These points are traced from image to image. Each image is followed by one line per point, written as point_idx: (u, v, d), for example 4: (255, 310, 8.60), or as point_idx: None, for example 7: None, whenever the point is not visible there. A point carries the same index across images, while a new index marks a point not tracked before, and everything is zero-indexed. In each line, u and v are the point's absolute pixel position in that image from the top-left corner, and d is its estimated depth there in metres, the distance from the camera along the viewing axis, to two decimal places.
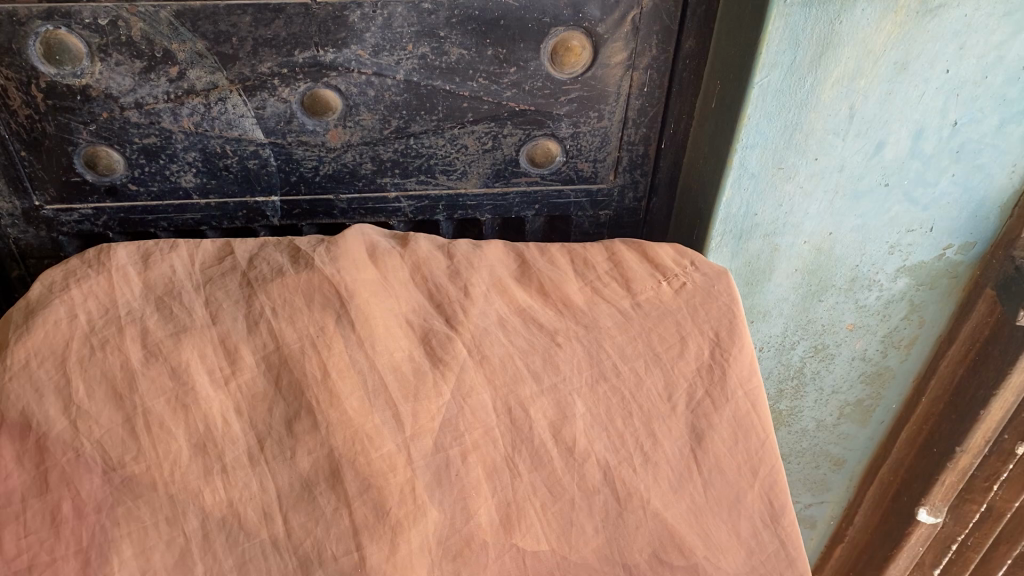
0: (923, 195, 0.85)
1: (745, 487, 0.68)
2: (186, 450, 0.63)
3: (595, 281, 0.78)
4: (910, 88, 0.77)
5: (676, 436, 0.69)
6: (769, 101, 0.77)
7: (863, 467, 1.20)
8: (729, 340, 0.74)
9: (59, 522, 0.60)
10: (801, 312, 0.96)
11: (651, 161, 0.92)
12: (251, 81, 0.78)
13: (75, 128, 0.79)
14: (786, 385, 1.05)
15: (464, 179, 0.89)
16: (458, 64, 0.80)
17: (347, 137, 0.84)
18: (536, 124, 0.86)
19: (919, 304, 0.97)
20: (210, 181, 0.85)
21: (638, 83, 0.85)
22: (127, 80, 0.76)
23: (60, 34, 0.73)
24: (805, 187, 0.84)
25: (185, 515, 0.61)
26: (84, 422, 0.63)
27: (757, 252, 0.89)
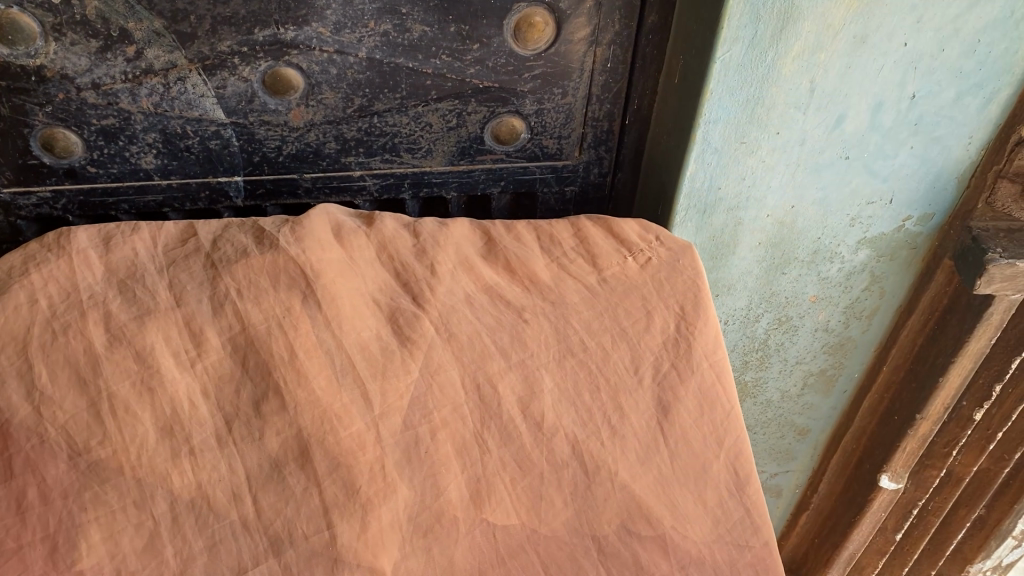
0: (882, 167, 0.87)
1: (711, 457, 0.70)
2: (153, 434, 0.63)
3: (561, 257, 0.79)
4: (869, 62, 0.78)
5: (643, 409, 0.70)
6: (731, 76, 0.78)
7: (827, 436, 1.23)
8: (694, 313, 0.75)
9: (24, 508, 0.60)
10: (764, 285, 0.97)
11: (616, 136, 0.92)
12: (211, 60, 0.77)
13: (30, 110, 0.77)
14: (751, 358, 1.07)
15: (429, 157, 0.89)
16: (421, 41, 0.80)
17: (309, 116, 0.83)
18: (500, 101, 0.86)
19: (879, 275, 0.99)
20: (171, 162, 0.83)
21: (601, 59, 0.85)
22: (83, 60, 0.75)
23: (12, 14, 0.71)
24: (767, 161, 0.85)
25: (153, 499, 0.61)
26: (47, 408, 0.63)
27: (721, 226, 0.90)
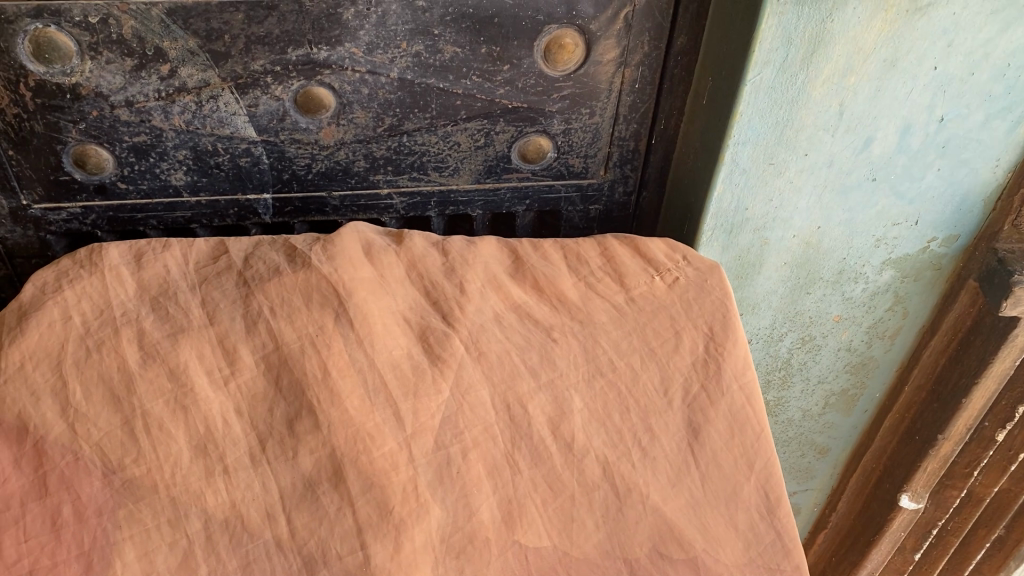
0: (909, 190, 0.87)
1: (742, 479, 0.70)
2: (187, 452, 0.63)
3: (589, 276, 0.79)
4: (899, 85, 0.78)
5: (674, 431, 0.70)
6: (761, 98, 0.78)
7: (846, 456, 1.23)
8: (723, 334, 0.75)
9: (59, 526, 0.60)
10: (788, 305, 0.97)
11: (642, 155, 0.92)
12: (244, 79, 0.78)
13: (64, 127, 0.78)
14: (773, 377, 1.07)
15: (456, 176, 0.89)
16: (452, 62, 0.80)
17: (340, 134, 0.84)
18: (528, 121, 0.86)
19: (903, 296, 0.99)
20: (201, 179, 0.84)
21: (629, 80, 0.85)
22: (118, 77, 0.76)
23: (49, 32, 0.72)
24: (794, 182, 0.85)
25: (187, 518, 0.61)
26: (82, 425, 0.63)
27: (747, 246, 0.90)
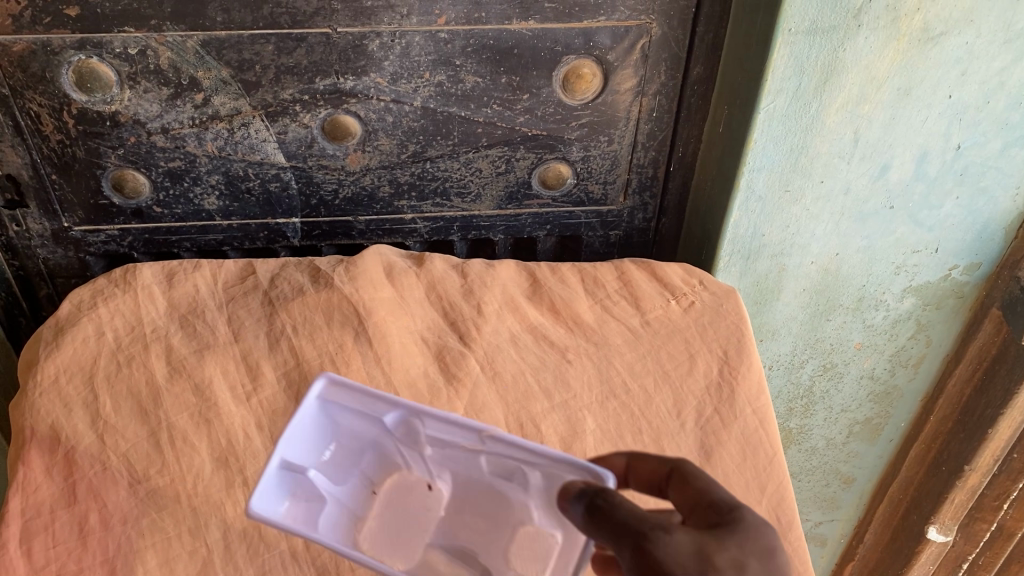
0: (927, 217, 0.87)
1: (754, 503, 0.69)
2: (208, 464, 0.66)
3: (605, 299, 0.81)
4: (913, 113, 0.79)
5: (686, 453, 0.71)
6: (776, 126, 0.79)
7: (872, 487, 1.21)
8: (738, 357, 0.76)
9: (86, 533, 0.63)
10: (809, 331, 0.98)
11: (660, 182, 0.93)
12: (274, 107, 0.81)
13: (104, 152, 0.82)
14: (795, 404, 1.07)
15: (478, 202, 0.92)
16: (473, 91, 0.83)
17: (365, 161, 0.86)
18: (548, 148, 0.88)
19: (925, 324, 0.98)
20: (233, 203, 0.88)
21: (647, 109, 0.87)
22: (154, 106, 0.79)
23: (92, 63, 0.76)
24: (811, 210, 0.86)
25: (207, 527, 0.63)
26: (110, 436, 0.66)
27: (764, 272, 0.91)
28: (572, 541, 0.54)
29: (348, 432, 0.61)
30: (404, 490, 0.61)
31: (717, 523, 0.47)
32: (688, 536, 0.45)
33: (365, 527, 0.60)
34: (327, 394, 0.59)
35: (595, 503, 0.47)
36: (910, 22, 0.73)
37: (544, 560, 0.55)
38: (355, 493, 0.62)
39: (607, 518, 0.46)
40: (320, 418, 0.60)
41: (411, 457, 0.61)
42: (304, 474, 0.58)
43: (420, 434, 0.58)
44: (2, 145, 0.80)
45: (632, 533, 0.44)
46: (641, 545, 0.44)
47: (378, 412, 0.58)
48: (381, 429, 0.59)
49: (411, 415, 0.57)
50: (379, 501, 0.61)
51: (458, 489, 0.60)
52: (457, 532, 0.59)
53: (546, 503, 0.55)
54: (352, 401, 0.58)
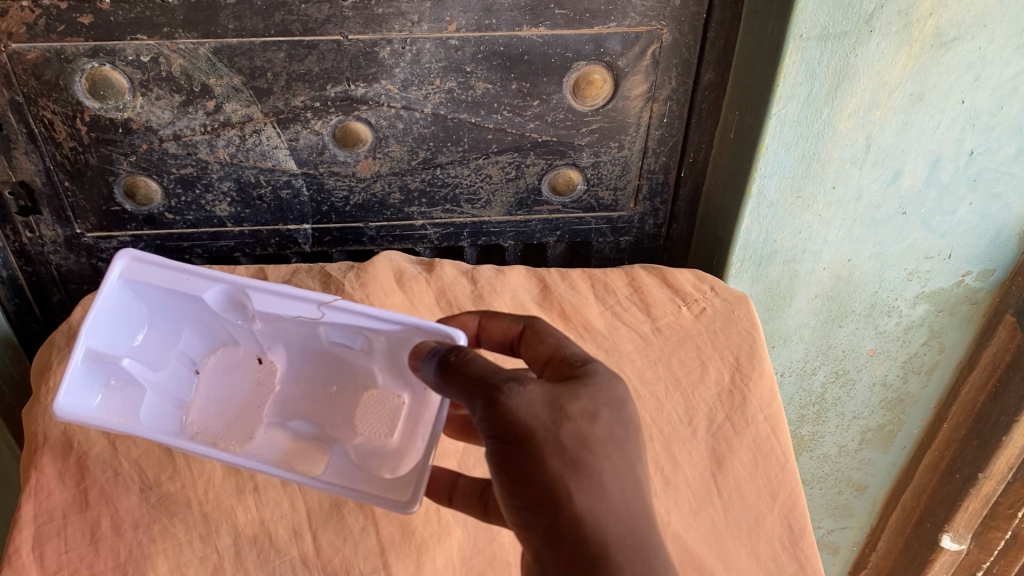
0: (941, 223, 0.86)
1: (765, 510, 0.72)
2: (219, 470, 0.70)
3: (616, 306, 0.82)
4: (926, 118, 0.78)
5: (697, 460, 0.74)
6: (787, 132, 0.79)
7: (885, 494, 1.20)
8: (750, 365, 0.78)
9: (97, 538, 0.66)
10: (821, 338, 0.97)
11: (671, 188, 0.93)
12: (285, 114, 0.81)
13: (116, 159, 0.82)
14: (807, 411, 1.06)
15: (488, 208, 0.92)
16: (484, 98, 0.83)
17: (376, 168, 0.87)
18: (558, 154, 0.88)
19: (938, 330, 0.98)
20: (244, 210, 0.88)
21: (658, 114, 0.86)
22: (167, 113, 0.80)
23: (104, 71, 0.76)
24: (823, 215, 0.85)
25: (217, 533, 0.67)
26: (122, 443, 0.70)
27: (776, 278, 0.91)
28: (416, 400, 0.68)
29: (172, 314, 0.70)
30: (232, 362, 0.73)
31: (565, 375, 0.56)
32: (539, 388, 0.54)
33: (193, 411, 0.71)
34: (127, 274, 0.66)
35: (448, 360, 0.57)
36: (922, 27, 0.73)
37: (387, 417, 0.68)
38: (180, 376, 0.72)
39: (455, 371, 0.56)
40: (131, 299, 0.67)
41: (239, 332, 0.71)
42: (115, 365, 0.66)
43: (247, 306, 0.68)
44: (16, 152, 0.80)
45: (483, 386, 0.54)
46: (490, 396, 0.53)
47: (201, 287, 0.66)
48: (197, 305, 0.68)
49: (238, 290, 0.67)
50: (203, 380, 0.72)
51: (302, 363, 0.73)
52: (307, 406, 0.72)
53: (390, 369, 0.69)
54: (153, 278, 0.66)
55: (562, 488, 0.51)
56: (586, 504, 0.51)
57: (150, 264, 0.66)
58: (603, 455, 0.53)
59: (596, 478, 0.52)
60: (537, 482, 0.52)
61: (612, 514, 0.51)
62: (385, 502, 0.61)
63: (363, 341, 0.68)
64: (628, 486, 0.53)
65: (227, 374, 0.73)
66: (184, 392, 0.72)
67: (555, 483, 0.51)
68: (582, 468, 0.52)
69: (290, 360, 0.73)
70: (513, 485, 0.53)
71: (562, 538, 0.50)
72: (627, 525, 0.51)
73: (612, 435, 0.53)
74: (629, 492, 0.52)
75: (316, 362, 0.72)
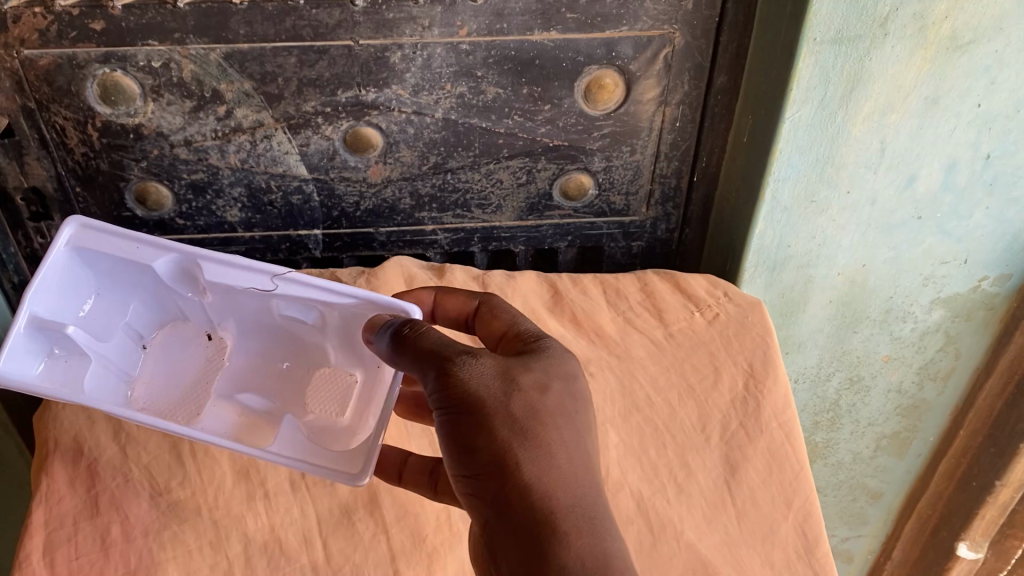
0: (957, 227, 0.85)
1: (780, 519, 0.71)
2: (230, 476, 0.71)
3: (627, 311, 0.84)
4: (942, 122, 0.78)
5: (711, 467, 0.73)
6: (801, 136, 0.78)
7: (901, 501, 1.18)
8: (764, 371, 0.78)
9: (108, 545, 0.66)
10: (835, 344, 0.96)
11: (684, 193, 0.92)
12: (296, 119, 0.81)
13: (127, 165, 0.82)
14: (822, 418, 1.05)
15: (499, 213, 0.91)
16: (495, 103, 0.82)
17: (387, 173, 0.86)
18: (569, 158, 0.88)
19: (954, 336, 0.97)
20: (255, 215, 0.88)
21: (670, 119, 0.86)
22: (178, 118, 0.80)
23: (116, 76, 0.76)
24: (837, 220, 0.85)
25: (228, 540, 0.67)
26: (132, 448, 0.71)
27: (791, 283, 0.90)
28: (366, 376, 0.76)
29: (121, 287, 0.75)
30: (180, 338, 0.80)
31: (518, 350, 0.62)
32: (492, 363, 0.58)
33: (140, 386, 0.77)
34: (75, 241, 0.70)
35: (402, 333, 0.61)
36: (938, 30, 0.72)
37: (340, 390, 0.77)
38: (127, 350, 0.77)
39: (408, 342, 0.60)
40: (78, 268, 0.72)
41: (192, 308, 0.78)
42: (61, 334, 0.69)
43: (198, 278, 0.74)
44: (28, 158, 0.80)
45: (438, 357, 0.58)
46: (445, 367, 0.57)
47: (150, 258, 0.71)
48: (147, 279, 0.74)
49: (189, 260, 0.72)
50: (149, 356, 0.78)
51: (256, 342, 0.80)
52: (260, 383, 0.79)
53: (343, 348, 0.77)
54: (98, 245, 0.70)
55: (511, 456, 0.55)
56: (533, 472, 0.55)
57: (98, 231, 0.70)
58: (551, 426, 0.57)
59: (545, 448, 0.56)
60: (485, 449, 0.56)
61: (559, 483, 0.56)
62: (332, 473, 0.65)
63: (318, 316, 0.75)
64: (574, 458, 0.57)
65: (175, 349, 0.79)
66: (131, 367, 0.77)
67: (505, 451, 0.55)
68: (532, 437, 0.56)
69: (238, 336, 0.80)
70: (462, 454, 0.57)
71: (509, 505, 0.55)
72: (573, 493, 0.56)
73: (562, 407, 0.59)
74: (575, 463, 0.57)
75: (269, 340, 0.80)
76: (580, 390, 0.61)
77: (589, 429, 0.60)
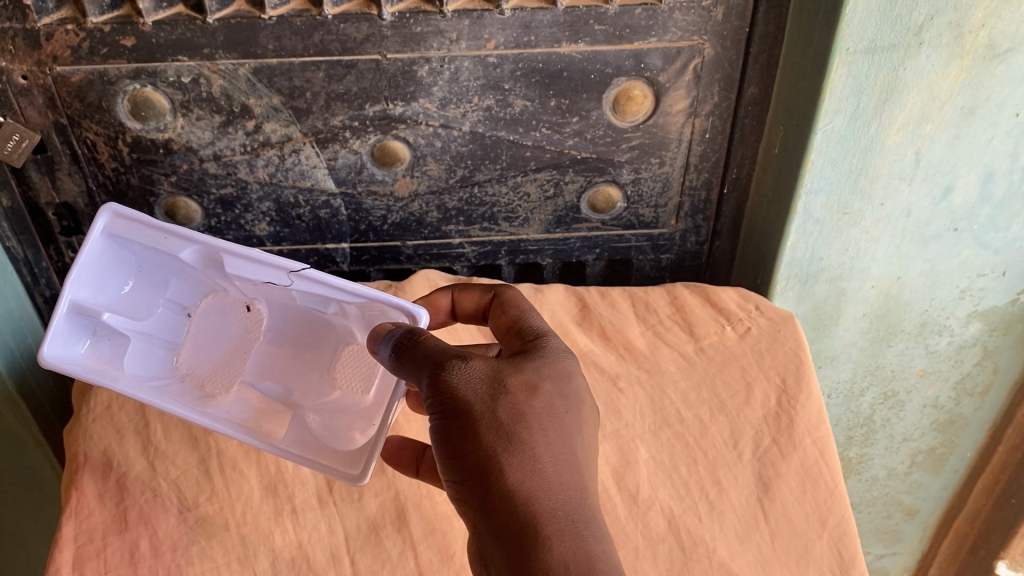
0: (994, 239, 0.84)
1: (815, 537, 0.70)
2: (257, 491, 0.70)
3: (657, 325, 0.83)
4: (979, 132, 0.76)
5: (743, 484, 0.72)
6: (833, 147, 0.77)
7: (936, 518, 1.16)
8: (797, 386, 0.77)
9: (136, 559, 0.66)
10: (869, 358, 0.94)
11: (714, 205, 0.91)
12: (324, 134, 0.81)
13: (157, 179, 0.83)
14: (855, 433, 1.03)
15: (526, 226, 0.91)
16: (522, 115, 0.82)
17: (414, 186, 0.86)
18: (598, 171, 0.87)
19: (993, 350, 0.95)
20: (283, 229, 0.88)
21: (700, 130, 0.85)
22: (207, 133, 0.80)
23: (146, 92, 0.77)
24: (871, 232, 0.83)
25: (255, 556, 0.67)
26: (161, 463, 0.71)
27: (824, 296, 0.89)
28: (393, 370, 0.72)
29: (160, 265, 0.74)
30: (223, 308, 0.77)
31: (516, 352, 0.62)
32: (482, 364, 0.57)
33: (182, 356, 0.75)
34: (110, 228, 0.69)
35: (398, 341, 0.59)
36: (975, 38, 0.71)
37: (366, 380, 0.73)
38: (172, 320, 0.76)
39: (402, 349, 0.59)
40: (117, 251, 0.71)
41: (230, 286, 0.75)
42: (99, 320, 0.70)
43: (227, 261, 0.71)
44: (59, 173, 0.81)
45: (431, 362, 0.57)
46: (433, 373, 0.56)
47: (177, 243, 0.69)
48: (181, 259, 0.72)
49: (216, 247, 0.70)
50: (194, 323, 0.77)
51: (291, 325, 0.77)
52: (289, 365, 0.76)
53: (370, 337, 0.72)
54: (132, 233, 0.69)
55: (496, 462, 0.55)
56: (516, 478, 0.54)
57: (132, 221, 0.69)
58: (538, 430, 0.56)
59: (530, 454, 0.55)
60: (472, 455, 0.55)
61: (545, 489, 0.55)
62: (334, 473, 0.67)
63: (341, 306, 0.72)
64: (561, 462, 0.56)
65: (218, 319, 0.77)
66: (174, 335, 0.76)
67: (489, 456, 0.55)
68: (517, 442, 0.55)
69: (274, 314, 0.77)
70: (450, 459, 0.56)
71: (494, 510, 0.54)
72: (557, 498, 0.54)
73: (550, 408, 0.57)
74: (562, 467, 0.56)
75: (301, 322, 0.76)
76: (573, 392, 0.60)
77: (581, 432, 0.59)
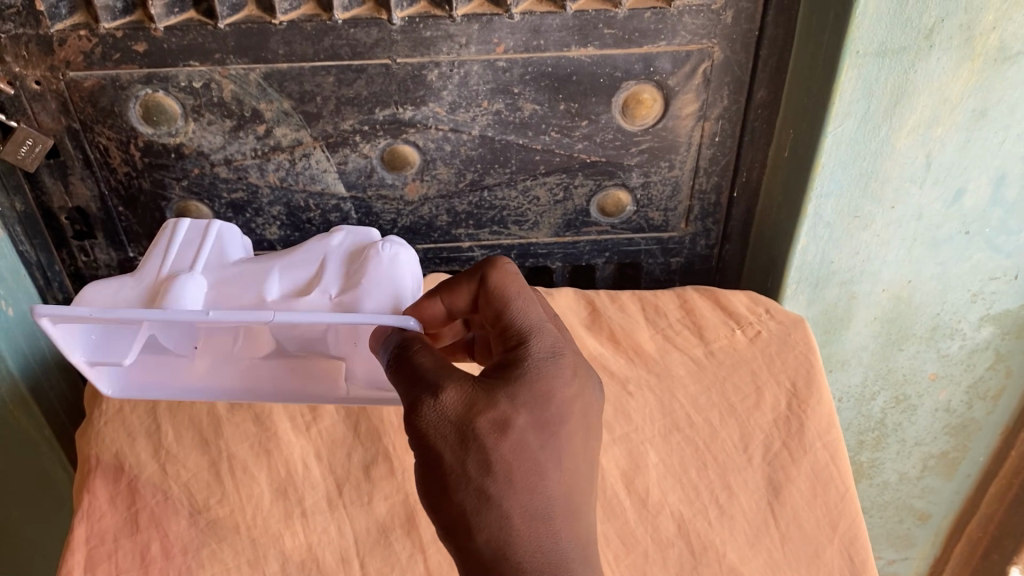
0: (1006, 242, 0.83)
1: (825, 541, 0.69)
2: (267, 494, 0.71)
3: (667, 329, 0.83)
4: (990, 135, 0.76)
5: (753, 488, 0.72)
6: (844, 151, 0.77)
7: (949, 522, 1.15)
8: (808, 390, 0.76)
9: (148, 561, 0.66)
10: (880, 362, 0.94)
11: (724, 209, 0.91)
12: (334, 138, 0.82)
13: (168, 184, 0.83)
14: (866, 437, 1.03)
15: (536, 229, 0.91)
16: (531, 119, 0.82)
17: (424, 190, 0.87)
18: (607, 175, 0.87)
19: (1005, 354, 0.94)
20: (294, 233, 0.89)
21: (709, 133, 0.85)
22: (218, 138, 0.81)
23: (158, 97, 0.77)
24: (881, 235, 0.83)
25: (265, 559, 0.67)
26: (172, 466, 0.71)
27: (834, 300, 0.89)
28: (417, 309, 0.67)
29: None
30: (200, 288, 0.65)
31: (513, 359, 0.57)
32: (456, 395, 0.53)
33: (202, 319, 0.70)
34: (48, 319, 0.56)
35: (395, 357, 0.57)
36: (985, 41, 0.70)
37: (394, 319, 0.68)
38: None
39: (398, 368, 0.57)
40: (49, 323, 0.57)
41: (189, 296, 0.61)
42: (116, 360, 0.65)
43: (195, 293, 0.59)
44: (72, 178, 0.82)
45: (412, 387, 0.54)
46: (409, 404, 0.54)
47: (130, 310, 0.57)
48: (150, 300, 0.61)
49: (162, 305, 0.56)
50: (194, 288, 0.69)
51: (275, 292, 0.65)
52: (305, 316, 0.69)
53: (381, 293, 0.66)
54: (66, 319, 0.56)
55: (465, 521, 0.53)
56: (483, 540, 0.53)
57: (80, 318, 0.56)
58: (505, 477, 0.53)
59: (497, 508, 0.53)
60: (445, 512, 0.54)
61: (514, 541, 0.53)
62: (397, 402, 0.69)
63: None
64: (532, 506, 0.53)
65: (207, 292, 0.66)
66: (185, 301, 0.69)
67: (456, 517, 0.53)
68: (485, 496, 0.53)
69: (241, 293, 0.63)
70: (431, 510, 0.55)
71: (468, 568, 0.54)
72: (526, 552, 0.53)
73: (520, 447, 0.53)
74: (533, 516, 0.53)
75: None
76: (556, 412, 0.55)
77: (563, 459, 0.55)
